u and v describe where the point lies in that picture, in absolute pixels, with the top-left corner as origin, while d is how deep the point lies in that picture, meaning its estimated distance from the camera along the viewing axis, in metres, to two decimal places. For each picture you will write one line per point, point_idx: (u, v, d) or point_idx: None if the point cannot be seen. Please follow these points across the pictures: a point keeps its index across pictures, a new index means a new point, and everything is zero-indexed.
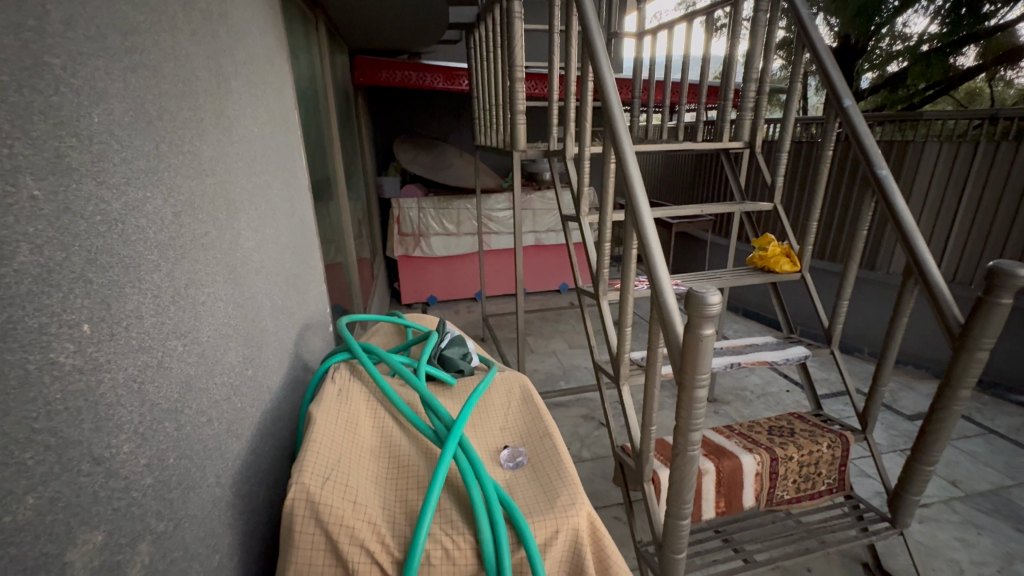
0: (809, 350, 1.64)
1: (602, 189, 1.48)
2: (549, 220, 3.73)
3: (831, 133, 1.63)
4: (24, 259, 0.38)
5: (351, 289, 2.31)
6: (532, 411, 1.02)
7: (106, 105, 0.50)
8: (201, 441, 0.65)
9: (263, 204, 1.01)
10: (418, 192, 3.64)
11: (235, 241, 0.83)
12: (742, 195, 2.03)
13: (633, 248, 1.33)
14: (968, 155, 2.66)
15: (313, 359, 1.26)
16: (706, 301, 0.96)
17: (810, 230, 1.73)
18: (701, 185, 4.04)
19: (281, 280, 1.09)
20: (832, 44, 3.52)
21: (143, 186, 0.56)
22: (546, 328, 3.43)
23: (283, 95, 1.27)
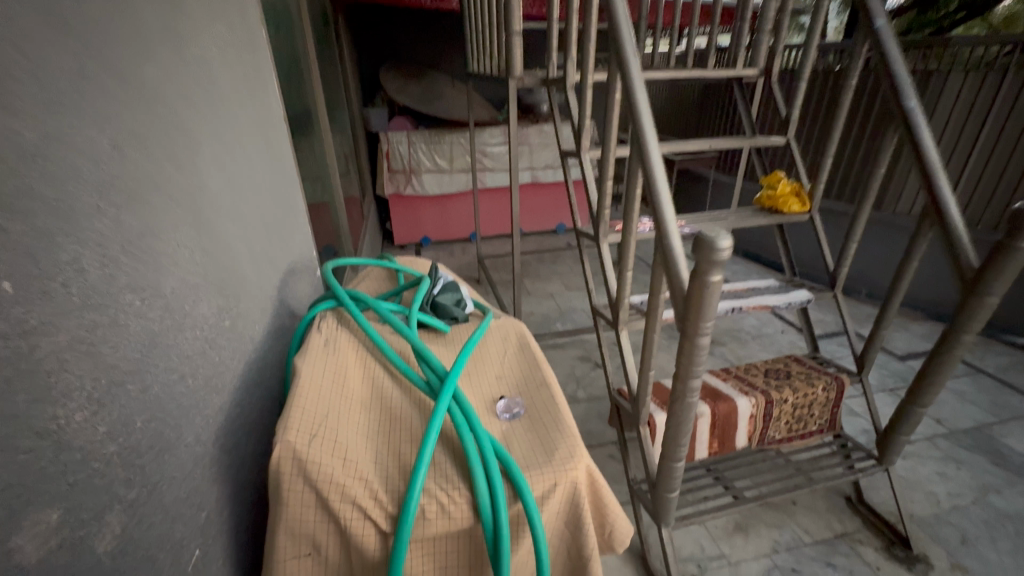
0: (812, 294, 1.61)
1: (606, 122, 1.36)
2: (547, 156, 3.56)
3: (857, 59, 1.48)
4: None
5: (340, 230, 2.22)
6: (529, 359, 0.99)
7: (4, 8, 0.41)
8: (177, 398, 0.61)
9: (231, 137, 0.91)
10: (408, 125, 3.43)
11: (199, 180, 0.75)
12: (753, 130, 1.90)
13: (638, 188, 1.25)
14: (993, 86, 2.49)
15: (300, 306, 1.20)
16: (716, 246, 0.90)
17: (823, 167, 1.62)
18: (707, 118, 3.84)
19: (259, 222, 1.01)
20: None
21: (71, 117, 0.47)
22: (542, 269, 3.38)
23: (247, 9, 1.12)
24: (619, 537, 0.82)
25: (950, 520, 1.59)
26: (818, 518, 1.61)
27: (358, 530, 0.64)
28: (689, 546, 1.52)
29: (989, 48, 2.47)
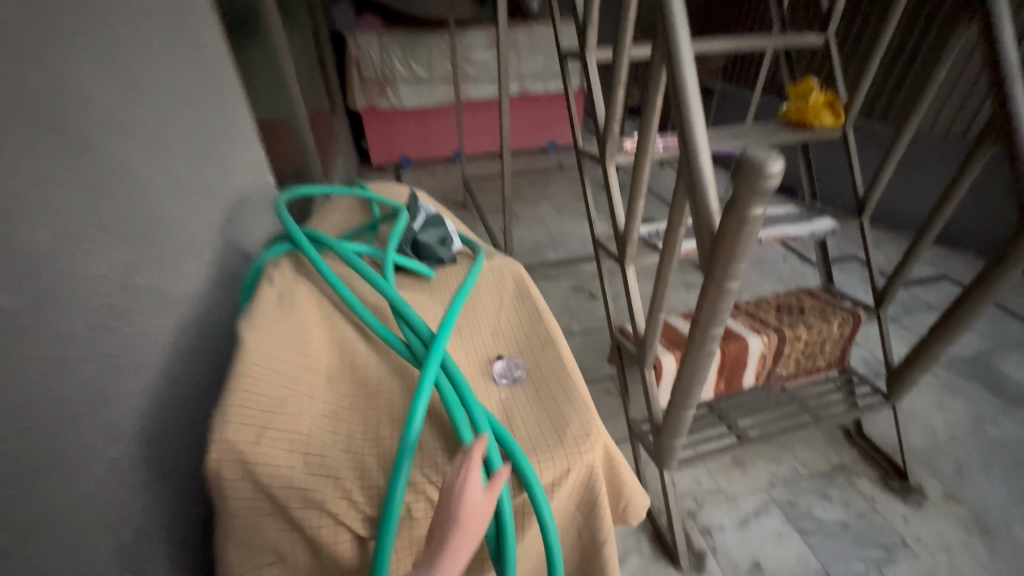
0: (837, 223, 1.45)
1: (619, 12, 1.09)
2: (538, 63, 3.16)
3: None
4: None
5: (305, 150, 1.95)
6: (529, 309, 0.84)
7: None
8: (48, 403, 0.45)
9: (123, 30, 0.67)
10: (378, 25, 2.98)
11: (67, 94, 0.53)
12: (782, 26, 1.62)
13: (659, 97, 1.02)
14: None
15: (256, 246, 1.01)
16: (766, 171, 0.72)
17: (868, 73, 1.39)
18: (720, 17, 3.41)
19: (190, 142, 0.80)
20: None
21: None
22: (533, 192, 3.14)
23: None
24: (634, 511, 0.73)
25: (944, 450, 1.59)
26: (815, 450, 1.59)
27: (330, 539, 0.52)
28: (687, 482, 1.50)
29: None
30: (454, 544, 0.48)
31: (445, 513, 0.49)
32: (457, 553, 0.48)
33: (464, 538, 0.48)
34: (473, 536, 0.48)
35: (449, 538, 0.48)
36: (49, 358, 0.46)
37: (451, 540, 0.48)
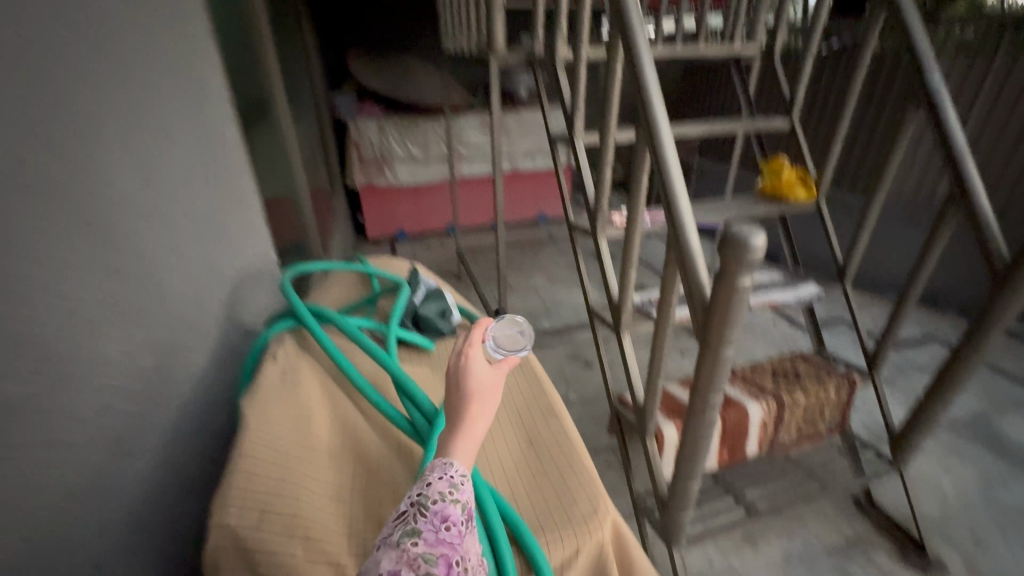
0: (820, 290, 1.52)
1: (603, 101, 1.20)
2: (527, 143, 3.39)
3: (871, 32, 1.32)
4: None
5: (306, 226, 2.02)
6: (530, 378, 0.84)
7: None
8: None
9: (134, 102, 0.70)
10: (378, 112, 3.21)
11: (39, 151, 0.52)
12: (751, 112, 1.81)
13: (643, 177, 1.11)
14: (981, 71, 2.30)
15: (256, 324, 1.02)
16: (750, 244, 0.76)
17: (831, 152, 1.50)
18: (694, 103, 3.74)
19: (187, 224, 0.80)
20: None
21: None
22: (525, 263, 3.22)
23: None
24: None
25: (959, 519, 1.53)
26: (825, 521, 1.53)
27: None
28: (698, 561, 1.42)
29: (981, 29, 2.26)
30: (468, 421, 0.58)
31: (458, 396, 0.59)
32: (471, 429, 0.57)
33: (475, 416, 0.58)
34: (486, 409, 0.59)
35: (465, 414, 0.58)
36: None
37: (467, 415, 0.58)
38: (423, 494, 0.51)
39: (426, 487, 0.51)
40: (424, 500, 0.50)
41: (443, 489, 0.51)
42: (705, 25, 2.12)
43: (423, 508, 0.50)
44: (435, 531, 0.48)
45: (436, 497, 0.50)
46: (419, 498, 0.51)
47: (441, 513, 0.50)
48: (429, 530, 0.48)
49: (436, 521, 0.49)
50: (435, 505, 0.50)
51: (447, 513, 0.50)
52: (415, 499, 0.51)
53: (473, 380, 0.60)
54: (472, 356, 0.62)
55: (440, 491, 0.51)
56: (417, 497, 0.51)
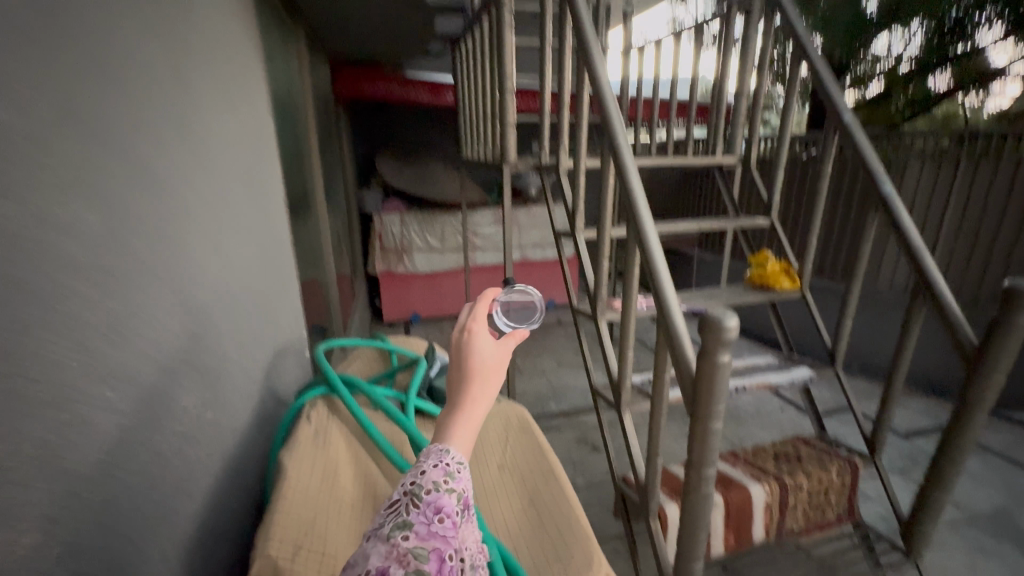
0: (813, 372, 1.59)
1: (600, 205, 1.40)
2: (536, 235, 3.67)
3: (829, 150, 1.56)
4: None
5: (330, 308, 2.18)
6: (532, 444, 0.92)
7: (17, 102, 0.40)
8: (90, 541, 0.44)
9: (233, 204, 0.87)
10: (401, 207, 3.54)
11: (188, 245, 0.67)
12: (737, 212, 2.03)
13: (636, 268, 1.26)
14: (947, 176, 2.52)
15: (287, 392, 1.12)
16: (723, 325, 0.88)
17: (809, 247, 1.67)
18: (689, 201, 4.07)
19: (253, 303, 0.93)
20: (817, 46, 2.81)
21: (43, 167, 0.42)
22: (533, 346, 3.32)
23: (261, 105, 1.13)
24: None
25: None
26: None
27: None
28: None
29: (939, 141, 2.52)
30: (467, 404, 0.62)
31: (461, 378, 0.64)
32: (469, 412, 0.62)
33: (474, 401, 0.63)
34: (486, 391, 0.63)
35: (467, 396, 0.62)
36: (103, 490, 0.46)
37: (467, 398, 0.62)
38: (417, 483, 0.54)
39: (420, 477, 0.54)
40: (417, 490, 0.53)
41: (436, 479, 0.54)
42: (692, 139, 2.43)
43: (416, 499, 0.53)
44: (427, 523, 0.52)
45: (429, 488, 0.53)
46: (412, 488, 0.53)
47: (434, 504, 0.53)
48: (422, 521, 0.51)
49: (428, 513, 0.52)
50: (429, 496, 0.53)
51: (441, 504, 0.53)
52: (409, 489, 0.53)
53: (476, 364, 0.64)
54: (477, 338, 0.66)
55: (435, 480, 0.54)
56: (411, 487, 0.54)
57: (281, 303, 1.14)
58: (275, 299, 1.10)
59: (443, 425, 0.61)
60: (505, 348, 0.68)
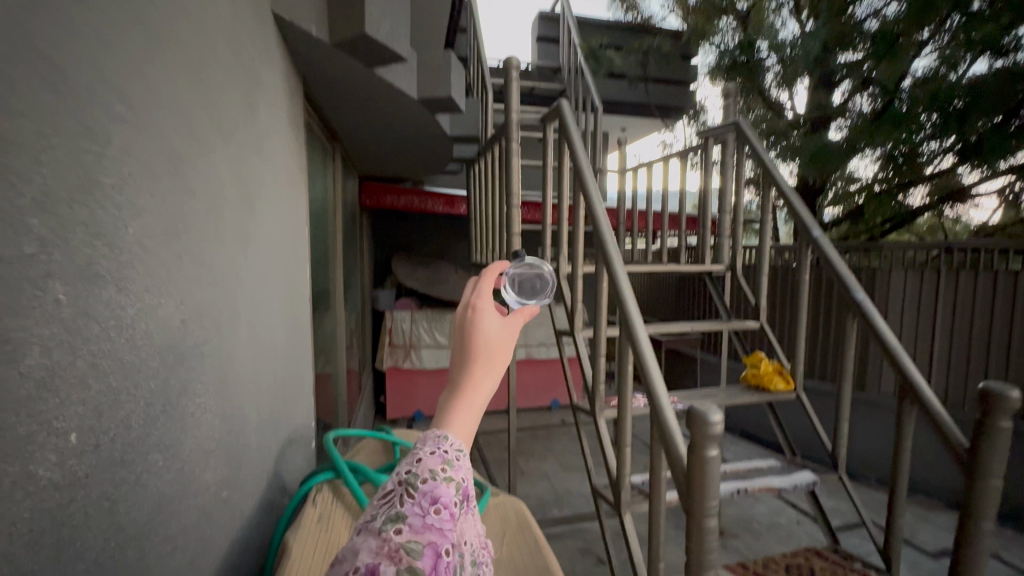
0: (817, 476, 1.56)
1: (595, 307, 1.52)
2: (540, 334, 3.79)
3: (804, 260, 1.72)
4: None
5: (337, 401, 2.23)
6: (529, 540, 0.93)
7: (143, 221, 0.53)
8: None
9: (268, 300, 0.99)
10: (412, 305, 3.71)
11: (229, 335, 0.77)
12: (729, 314, 2.15)
13: (630, 366, 1.34)
14: (931, 281, 2.66)
15: (292, 480, 1.14)
16: (708, 419, 0.93)
17: (799, 349, 1.75)
18: (688, 304, 4.22)
19: (273, 390, 1.01)
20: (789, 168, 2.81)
21: (148, 273, 0.54)
22: (537, 447, 3.24)
23: (299, 217, 1.31)
24: None
25: None
26: None
27: None
28: None
29: (918, 252, 2.71)
30: (468, 389, 0.58)
31: (464, 360, 0.58)
32: (470, 400, 0.58)
33: (475, 390, 0.58)
34: (488, 377, 0.58)
35: (468, 381, 0.58)
36: (135, 548, 0.51)
37: (468, 384, 0.58)
38: (412, 472, 0.51)
39: (416, 466, 0.52)
40: (413, 479, 0.50)
41: (433, 467, 0.51)
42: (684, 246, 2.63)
43: (412, 488, 0.49)
44: (423, 515, 0.48)
45: (426, 477, 0.50)
46: (407, 477, 0.51)
47: (430, 494, 0.49)
48: (416, 513, 0.48)
49: (424, 504, 0.49)
50: (425, 485, 0.50)
51: (437, 494, 0.49)
52: (404, 479, 0.51)
53: (479, 347, 0.58)
54: (481, 316, 0.59)
55: (431, 469, 0.51)
56: (406, 475, 0.51)
57: (295, 392, 1.21)
58: (291, 389, 1.17)
59: (441, 412, 0.58)
60: (514, 325, 0.61)
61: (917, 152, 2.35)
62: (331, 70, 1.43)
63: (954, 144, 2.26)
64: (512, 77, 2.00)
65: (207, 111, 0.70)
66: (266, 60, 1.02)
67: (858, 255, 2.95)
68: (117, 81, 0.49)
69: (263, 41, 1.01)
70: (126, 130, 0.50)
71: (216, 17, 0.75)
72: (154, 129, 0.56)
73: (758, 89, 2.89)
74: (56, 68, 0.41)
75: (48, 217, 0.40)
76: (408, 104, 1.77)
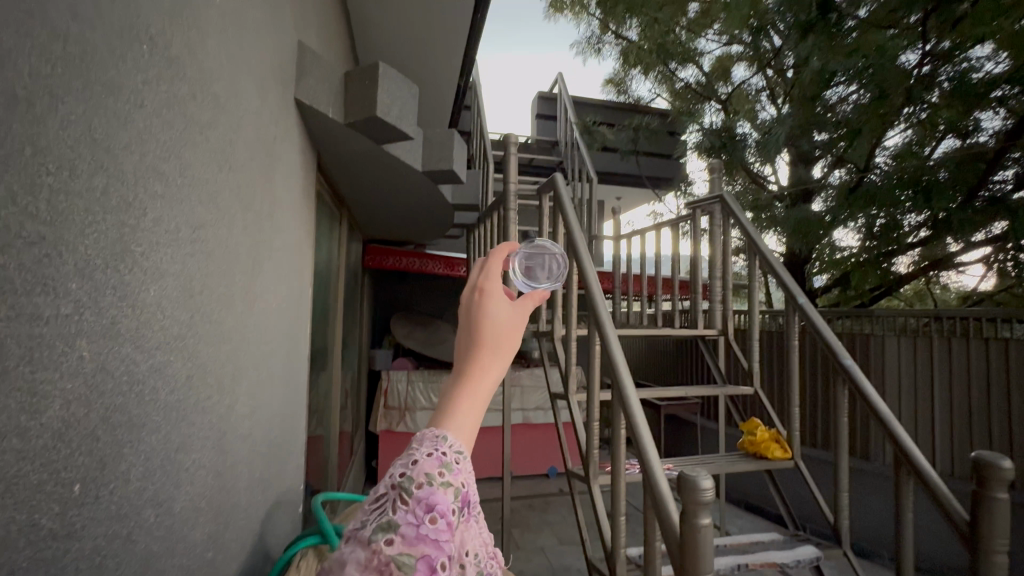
0: (821, 551, 1.50)
1: (589, 370, 1.55)
2: (537, 398, 3.75)
3: (793, 326, 1.77)
4: (16, 372, 0.38)
5: (327, 464, 2.17)
6: None
7: (163, 283, 0.58)
8: None
9: (269, 358, 1.02)
10: (409, 365, 3.70)
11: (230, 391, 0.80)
12: (725, 380, 2.16)
13: (622, 430, 1.34)
14: (925, 349, 2.68)
15: (276, 547, 1.11)
16: (698, 485, 0.90)
17: (795, 416, 1.75)
18: (686, 368, 4.21)
19: (265, 449, 1.01)
20: (772, 236, 2.90)
21: (162, 331, 0.58)
22: (533, 519, 3.10)
23: (303, 278, 1.37)
24: None
25: None
26: None
27: None
28: None
29: (908, 319, 2.75)
30: (472, 380, 0.53)
31: (469, 346, 0.53)
32: (472, 396, 0.53)
33: (478, 383, 0.53)
34: (494, 367, 0.54)
35: (471, 374, 0.53)
36: None
37: (471, 377, 0.53)
38: (407, 476, 0.46)
39: (411, 468, 0.47)
40: (407, 484, 0.45)
41: (430, 471, 0.46)
42: (679, 310, 2.68)
43: (406, 494, 0.45)
44: (417, 525, 0.44)
45: (422, 481, 0.46)
46: (401, 481, 0.46)
47: (426, 501, 0.45)
48: (409, 522, 0.44)
49: (419, 512, 0.44)
50: (420, 492, 0.45)
51: (433, 502, 0.45)
52: (397, 483, 0.46)
53: (485, 336, 0.53)
54: (490, 299, 0.54)
55: (428, 473, 0.46)
56: (400, 479, 0.46)
57: (287, 453, 1.20)
58: (283, 448, 1.17)
59: (442, 407, 0.53)
60: (523, 309, 0.56)
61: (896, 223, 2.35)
62: (342, 146, 1.55)
63: (927, 219, 2.34)
64: (511, 152, 2.15)
65: (230, 185, 0.78)
66: (285, 139, 1.13)
67: (852, 323, 3.00)
68: (156, 162, 0.56)
69: (284, 124, 1.12)
70: (159, 201, 0.57)
71: (245, 106, 0.85)
72: (183, 198, 0.62)
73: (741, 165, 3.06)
74: (109, 153, 0.48)
75: (84, 281, 0.45)
76: (413, 176, 1.89)
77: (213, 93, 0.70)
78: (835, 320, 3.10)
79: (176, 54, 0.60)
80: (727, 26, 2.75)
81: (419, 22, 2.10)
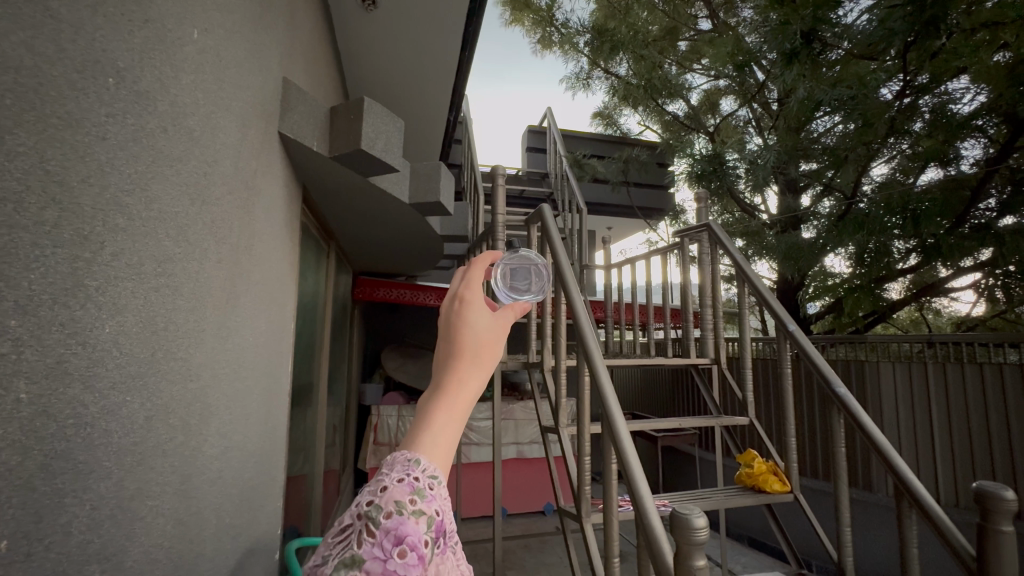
0: None
1: (580, 402, 1.50)
2: (531, 431, 3.67)
3: (785, 352, 1.75)
4: None
5: (309, 506, 2.07)
6: None
7: (121, 318, 0.55)
8: None
9: (243, 394, 0.98)
10: (399, 400, 3.62)
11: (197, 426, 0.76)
12: (719, 410, 2.12)
13: (614, 464, 1.29)
14: (920, 375, 2.67)
15: None
16: (692, 523, 0.84)
17: (790, 446, 1.71)
18: (681, 399, 4.16)
19: (236, 494, 0.95)
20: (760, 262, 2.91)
21: (117, 367, 0.55)
22: (528, 558, 2.97)
23: (285, 310, 1.34)
24: None
25: None
26: None
27: None
28: None
29: (905, 345, 2.73)
30: (450, 394, 0.49)
31: (447, 357, 0.51)
32: (449, 412, 0.49)
33: (455, 400, 0.50)
34: (474, 381, 0.51)
35: (448, 389, 0.50)
36: None
37: (447, 392, 0.49)
38: (374, 504, 0.42)
39: (379, 496, 0.43)
40: (374, 514, 0.42)
41: (400, 499, 0.42)
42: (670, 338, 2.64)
43: (372, 525, 0.41)
44: (383, 560, 0.39)
45: (390, 510, 0.42)
46: (368, 510, 0.42)
47: (395, 532, 0.41)
48: (375, 557, 0.39)
49: (386, 545, 0.40)
50: (388, 522, 0.41)
51: (402, 534, 0.41)
52: (364, 512, 0.42)
53: (465, 346, 0.51)
54: (471, 307, 0.52)
55: (400, 499, 0.42)
56: (367, 508, 0.42)
57: (261, 495, 1.14)
58: (258, 491, 1.11)
59: (417, 425, 0.49)
60: (505, 318, 0.54)
61: (885, 248, 2.34)
62: (329, 179, 1.56)
63: (916, 245, 2.34)
64: (498, 183, 2.17)
65: (203, 219, 0.77)
66: (267, 172, 1.13)
67: (848, 348, 2.98)
68: (118, 194, 0.54)
69: (266, 158, 1.11)
70: (120, 234, 0.55)
71: (223, 140, 0.85)
72: (148, 228, 0.60)
73: (731, 193, 3.06)
74: (64, 184, 0.46)
75: (26, 320, 0.43)
76: (400, 207, 1.89)
77: (186, 127, 0.70)
78: (829, 345, 3.10)
79: (146, 88, 0.60)
80: (712, 62, 2.82)
81: (409, 57, 2.15)
